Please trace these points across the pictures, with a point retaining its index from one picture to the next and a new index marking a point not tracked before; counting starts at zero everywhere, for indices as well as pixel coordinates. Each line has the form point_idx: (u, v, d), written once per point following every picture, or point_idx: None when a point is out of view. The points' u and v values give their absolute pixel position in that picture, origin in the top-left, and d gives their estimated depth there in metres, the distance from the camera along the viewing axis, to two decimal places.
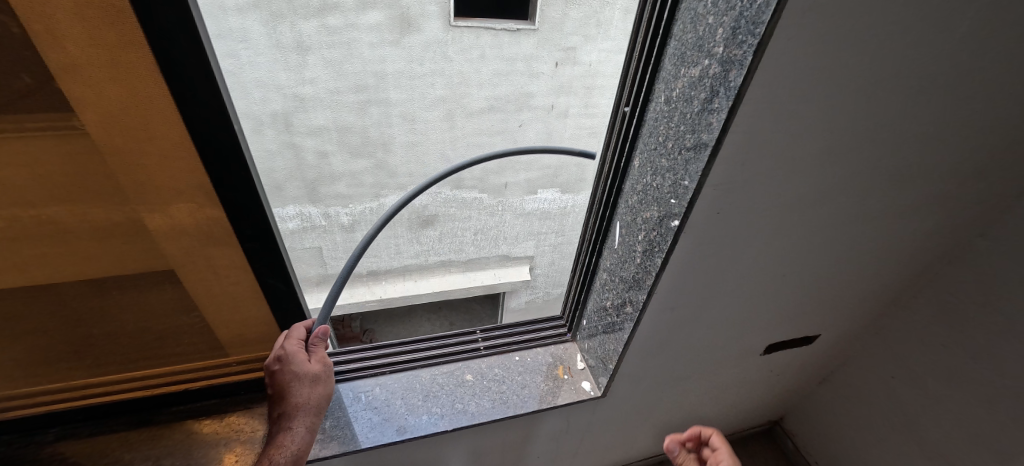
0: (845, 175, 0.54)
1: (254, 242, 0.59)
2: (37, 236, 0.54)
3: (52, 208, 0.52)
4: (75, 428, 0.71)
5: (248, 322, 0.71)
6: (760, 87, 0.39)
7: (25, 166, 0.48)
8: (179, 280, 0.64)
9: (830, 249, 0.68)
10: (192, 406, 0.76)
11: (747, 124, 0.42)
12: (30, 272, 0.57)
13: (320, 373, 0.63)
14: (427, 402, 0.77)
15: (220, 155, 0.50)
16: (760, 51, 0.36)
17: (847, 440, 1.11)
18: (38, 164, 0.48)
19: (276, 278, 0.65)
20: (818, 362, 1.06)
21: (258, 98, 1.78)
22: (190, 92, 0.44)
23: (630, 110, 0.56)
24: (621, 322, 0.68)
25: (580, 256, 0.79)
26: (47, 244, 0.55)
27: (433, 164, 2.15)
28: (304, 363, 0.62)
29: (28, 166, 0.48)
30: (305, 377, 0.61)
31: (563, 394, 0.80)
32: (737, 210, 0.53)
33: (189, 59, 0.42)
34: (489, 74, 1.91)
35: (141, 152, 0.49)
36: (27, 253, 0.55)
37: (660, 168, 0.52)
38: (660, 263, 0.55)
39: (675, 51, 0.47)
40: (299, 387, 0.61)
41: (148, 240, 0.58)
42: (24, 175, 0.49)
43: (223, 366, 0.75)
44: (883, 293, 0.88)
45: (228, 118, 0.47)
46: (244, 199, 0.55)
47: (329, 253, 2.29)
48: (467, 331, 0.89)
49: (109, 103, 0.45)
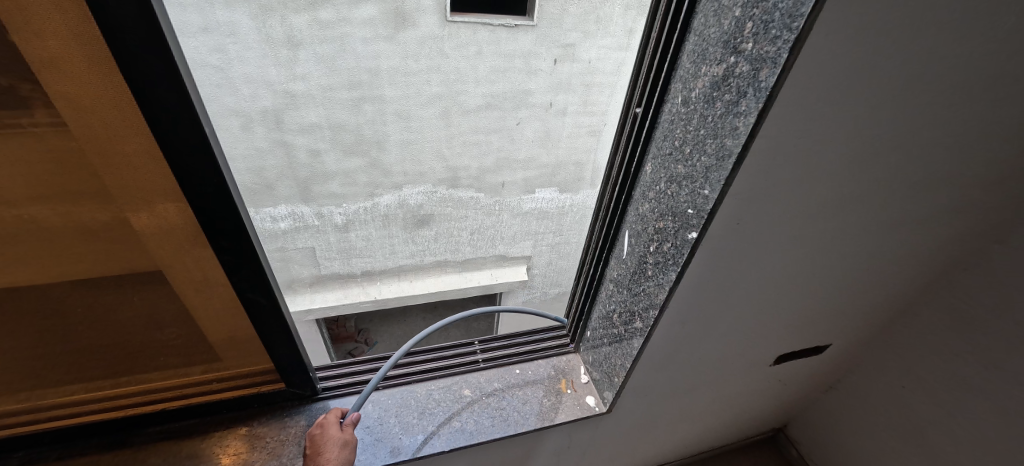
0: (870, 183, 0.50)
1: (232, 255, 0.55)
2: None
3: (7, 212, 0.47)
4: (46, 450, 0.66)
5: (231, 336, 0.66)
6: (792, 88, 0.36)
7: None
8: (156, 291, 0.60)
9: (847, 260, 0.64)
10: (172, 426, 0.71)
11: (776, 129, 0.38)
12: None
13: (351, 439, 0.62)
14: (422, 420, 0.73)
15: (188, 161, 0.45)
16: (796, 48, 0.32)
17: (853, 451, 1.08)
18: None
19: (257, 292, 0.60)
20: (826, 371, 1.03)
21: (247, 94, 1.70)
22: (154, 93, 0.40)
23: (642, 112, 0.52)
24: (630, 337, 0.64)
25: (585, 264, 0.75)
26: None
27: (428, 163, 2.10)
28: (337, 429, 0.62)
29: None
30: (335, 442, 0.61)
31: (565, 410, 0.76)
32: (758, 221, 0.49)
33: (149, 57, 0.38)
34: (486, 71, 1.85)
35: (110, 156, 0.45)
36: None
37: (676, 175, 0.48)
38: (675, 277, 0.51)
39: (694, 48, 0.43)
40: (331, 450, 0.60)
41: (122, 249, 0.54)
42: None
43: (206, 382, 0.70)
44: (896, 303, 0.84)
45: (197, 122, 0.43)
46: (218, 209, 0.50)
47: (322, 254, 2.24)
48: (464, 342, 0.86)
49: (67, 98, 0.40)
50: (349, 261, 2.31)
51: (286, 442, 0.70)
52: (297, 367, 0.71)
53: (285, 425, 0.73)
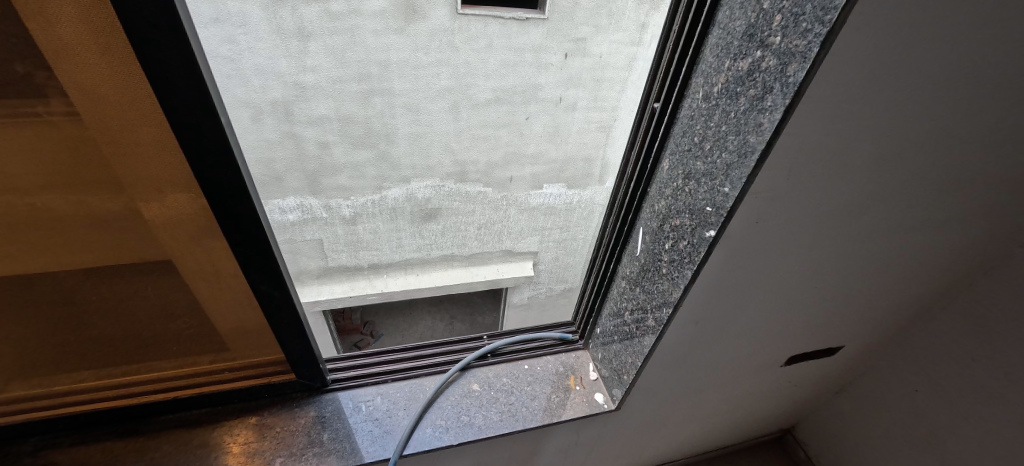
0: (894, 184, 0.49)
1: (244, 246, 0.55)
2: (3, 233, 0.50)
3: (19, 201, 0.48)
4: (60, 436, 0.67)
5: (242, 325, 0.66)
6: (821, 83, 0.35)
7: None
8: (169, 280, 0.60)
9: (865, 262, 0.63)
10: (183, 414, 0.72)
11: (801, 126, 0.37)
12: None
13: None
14: (431, 414, 0.74)
15: (204, 154, 0.45)
16: (828, 41, 0.31)
17: (862, 454, 1.07)
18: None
19: (269, 285, 0.60)
20: (837, 373, 1.02)
21: (257, 85, 1.70)
22: (168, 82, 0.39)
23: (660, 107, 0.52)
24: (641, 335, 0.64)
25: (596, 260, 0.74)
26: (13, 241, 0.51)
27: (437, 157, 2.10)
28: None
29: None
30: None
31: (574, 407, 0.76)
32: (777, 221, 0.48)
33: (164, 46, 0.37)
34: (496, 65, 1.84)
35: (125, 146, 0.45)
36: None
37: (695, 172, 0.47)
38: (690, 276, 0.51)
39: (718, 41, 0.42)
40: None
41: (137, 238, 0.54)
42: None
43: (217, 371, 0.71)
44: (912, 307, 0.83)
45: (211, 112, 0.42)
46: (233, 202, 0.50)
47: (330, 246, 2.24)
48: (474, 336, 0.86)
49: (82, 86, 0.40)
50: (356, 253, 2.32)
51: (295, 433, 0.71)
52: (306, 359, 0.71)
53: (294, 416, 0.73)
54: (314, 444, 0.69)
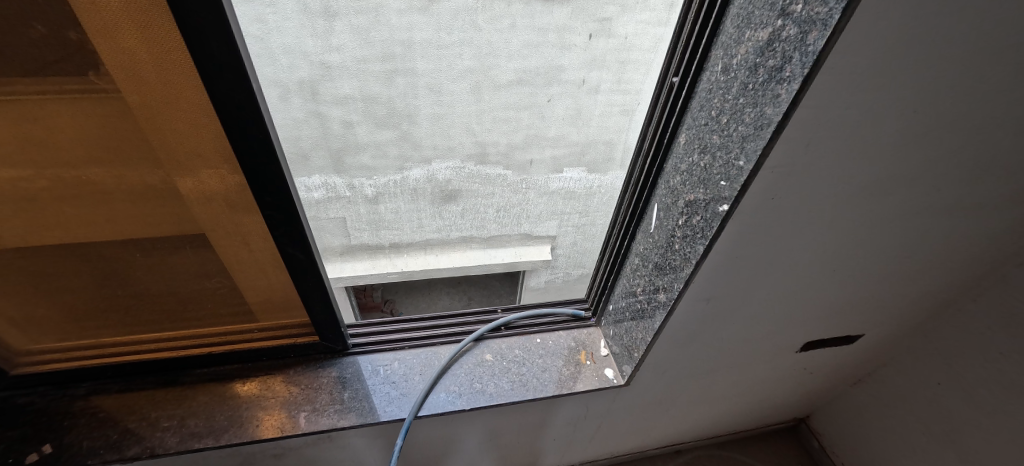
0: (923, 162, 0.48)
1: (275, 210, 0.57)
2: (53, 202, 0.54)
3: (66, 173, 0.51)
4: (108, 383, 0.74)
5: (269, 290, 0.70)
6: (841, 54, 0.34)
7: (32, 128, 0.47)
8: (203, 246, 0.63)
9: (889, 244, 0.61)
10: (217, 368, 0.77)
11: (821, 98, 0.37)
12: (44, 237, 0.57)
13: None
14: (445, 379, 0.77)
15: (240, 122, 0.48)
16: (849, 8, 0.31)
17: (878, 445, 1.06)
18: (44, 128, 0.47)
19: (297, 248, 0.62)
20: (855, 363, 1.00)
21: (284, 64, 1.71)
22: (208, 51, 0.41)
23: (678, 81, 0.51)
24: (652, 311, 0.65)
25: (611, 238, 0.75)
26: (63, 210, 0.55)
27: (458, 137, 2.11)
28: None
29: (37, 130, 0.47)
30: None
31: (583, 380, 0.79)
32: (795, 197, 0.48)
33: (200, 12, 0.39)
34: (519, 45, 1.80)
35: (163, 116, 0.47)
36: (38, 218, 0.55)
37: (710, 145, 0.48)
38: (702, 251, 0.51)
39: (740, 11, 0.41)
40: None
41: (175, 205, 0.57)
42: (32, 136, 0.48)
43: (246, 331, 0.75)
44: (938, 296, 0.80)
45: (245, 82, 0.44)
46: (264, 168, 0.53)
47: (353, 224, 2.31)
48: (489, 310, 0.88)
49: (124, 59, 0.43)
50: (378, 232, 2.40)
51: (319, 391, 0.75)
52: (329, 323, 0.75)
53: (318, 375, 0.78)
54: (335, 401, 0.74)
